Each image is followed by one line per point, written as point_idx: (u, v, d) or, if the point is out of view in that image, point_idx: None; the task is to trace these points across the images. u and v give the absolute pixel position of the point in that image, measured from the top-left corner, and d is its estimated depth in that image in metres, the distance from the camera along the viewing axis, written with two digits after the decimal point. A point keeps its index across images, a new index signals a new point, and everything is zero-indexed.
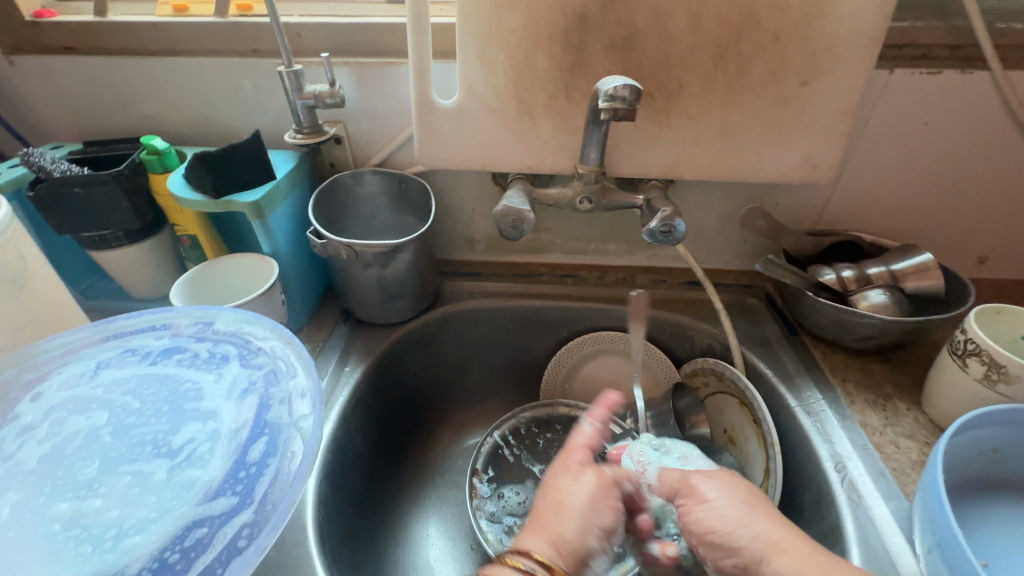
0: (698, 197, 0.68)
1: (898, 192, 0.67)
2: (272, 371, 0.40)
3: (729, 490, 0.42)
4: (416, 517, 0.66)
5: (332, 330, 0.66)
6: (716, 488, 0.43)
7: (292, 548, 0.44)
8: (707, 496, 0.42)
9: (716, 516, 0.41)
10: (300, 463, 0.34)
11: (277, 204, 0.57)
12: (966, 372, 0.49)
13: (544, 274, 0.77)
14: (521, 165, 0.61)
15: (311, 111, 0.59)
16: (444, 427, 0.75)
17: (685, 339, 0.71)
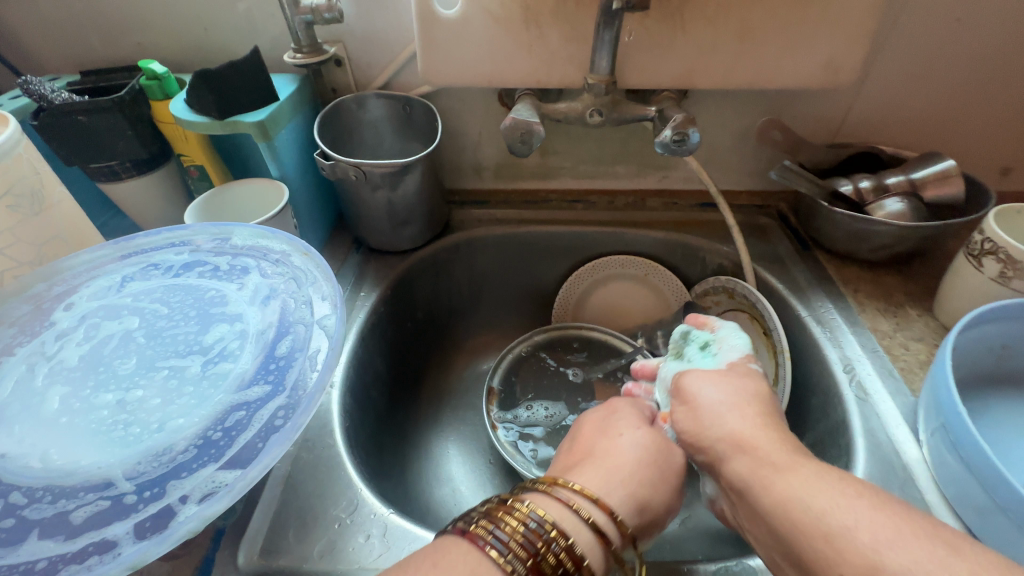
0: (712, 111, 0.65)
1: (922, 100, 0.64)
2: (292, 279, 0.41)
3: (734, 392, 0.40)
4: (436, 435, 0.69)
5: (345, 258, 0.67)
6: (715, 387, 0.41)
7: (324, 449, 0.46)
8: (702, 397, 0.40)
9: (713, 411, 0.39)
10: (326, 356, 0.35)
11: (282, 126, 0.56)
12: (981, 273, 0.48)
13: (553, 200, 0.76)
14: (529, 80, 0.59)
15: (309, 29, 0.57)
16: (459, 353, 0.77)
17: (696, 260, 0.71)
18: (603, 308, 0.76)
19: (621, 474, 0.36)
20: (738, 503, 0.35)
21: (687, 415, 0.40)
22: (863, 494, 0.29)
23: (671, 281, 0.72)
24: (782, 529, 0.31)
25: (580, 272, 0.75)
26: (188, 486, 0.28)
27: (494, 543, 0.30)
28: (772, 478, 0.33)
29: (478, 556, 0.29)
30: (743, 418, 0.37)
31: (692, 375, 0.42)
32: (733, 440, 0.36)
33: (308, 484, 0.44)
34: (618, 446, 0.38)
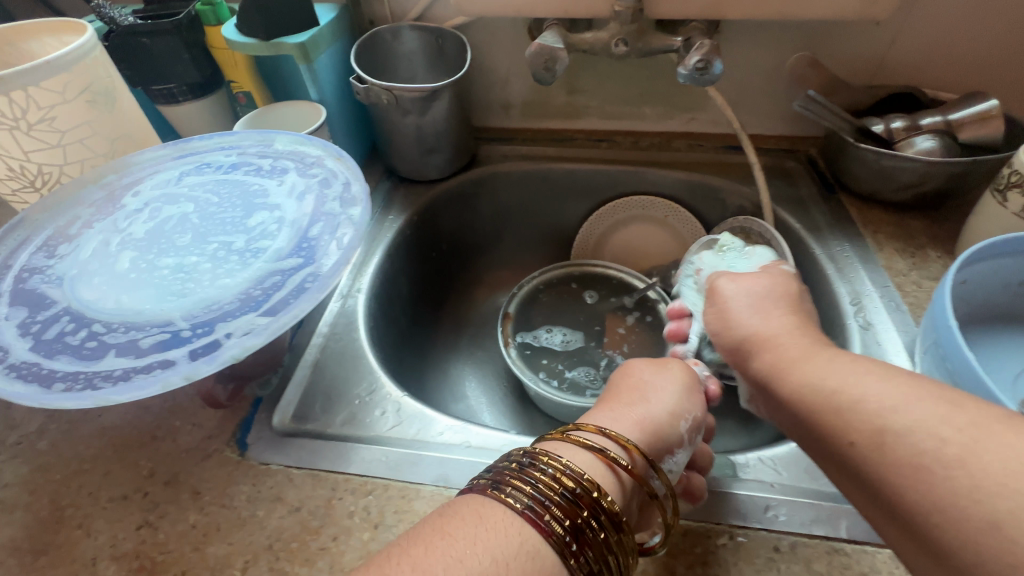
0: (744, 47, 0.65)
1: (972, 38, 0.61)
2: (324, 179, 0.45)
3: (764, 292, 0.43)
4: (454, 356, 0.74)
5: (376, 185, 0.71)
6: (738, 288, 0.44)
7: (349, 341, 0.52)
8: (734, 301, 0.43)
9: (739, 310, 0.42)
10: (351, 239, 0.39)
11: (322, 50, 0.60)
12: (1006, 208, 0.47)
13: (579, 140, 0.77)
14: (557, 10, 0.60)
15: None
16: (479, 286, 0.81)
17: (717, 202, 0.71)
18: (620, 248, 0.78)
19: (620, 410, 0.37)
20: (763, 396, 0.38)
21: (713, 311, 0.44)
22: (874, 371, 0.32)
23: (691, 223, 0.73)
24: (800, 409, 0.34)
25: (601, 212, 0.77)
26: (232, 326, 0.33)
27: (517, 497, 0.29)
28: (794, 363, 0.36)
29: (502, 513, 0.29)
30: (763, 319, 0.40)
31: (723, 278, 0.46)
32: (761, 334, 0.39)
33: (333, 368, 0.50)
34: (629, 390, 0.39)
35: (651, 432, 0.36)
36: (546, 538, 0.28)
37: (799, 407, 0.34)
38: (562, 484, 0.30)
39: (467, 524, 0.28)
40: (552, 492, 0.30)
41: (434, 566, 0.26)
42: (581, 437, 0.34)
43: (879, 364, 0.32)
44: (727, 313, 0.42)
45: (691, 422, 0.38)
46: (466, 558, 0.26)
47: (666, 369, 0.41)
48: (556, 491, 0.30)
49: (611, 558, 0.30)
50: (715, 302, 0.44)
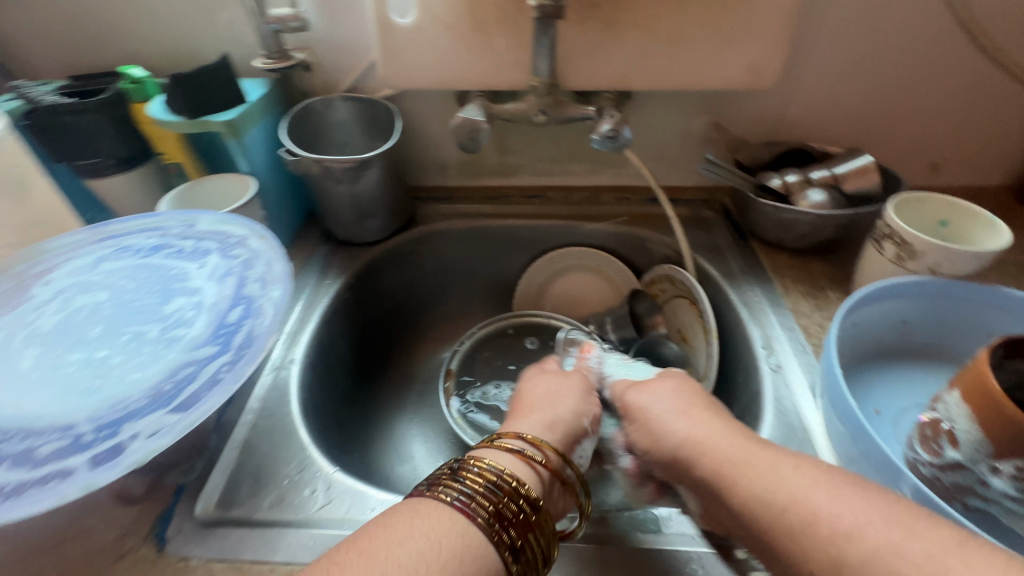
0: (655, 111, 0.70)
1: (849, 100, 0.69)
2: (247, 260, 0.45)
3: (677, 399, 0.42)
4: (399, 417, 0.73)
5: (313, 250, 0.71)
6: (653, 398, 0.43)
7: (279, 418, 0.51)
8: (653, 410, 0.42)
9: (661, 420, 0.40)
10: (269, 323, 0.40)
11: (251, 125, 0.61)
12: (882, 254, 0.53)
13: (513, 196, 0.81)
14: (480, 83, 0.64)
15: (277, 37, 0.63)
16: (425, 341, 0.82)
17: (645, 251, 0.76)
18: (559, 297, 0.81)
19: (531, 417, 0.43)
20: (709, 504, 0.36)
21: (635, 425, 0.43)
22: (821, 481, 0.31)
23: (623, 270, 0.77)
24: (756, 527, 0.32)
25: (539, 263, 0.80)
26: (139, 426, 0.33)
27: (449, 490, 0.34)
28: (737, 471, 0.34)
29: (438, 503, 0.33)
30: (690, 421, 0.39)
31: (636, 388, 0.45)
32: (686, 438, 0.38)
33: (263, 447, 0.49)
34: (530, 393, 0.47)
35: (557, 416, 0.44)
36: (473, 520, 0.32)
37: (752, 522, 0.32)
38: (486, 477, 0.36)
39: (412, 515, 0.32)
40: (478, 483, 0.35)
41: (378, 553, 0.30)
42: (503, 438, 0.40)
43: (828, 472, 0.32)
44: (653, 430, 0.40)
45: (590, 416, 0.45)
46: (408, 538, 0.30)
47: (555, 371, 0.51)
48: (482, 483, 0.35)
49: (534, 538, 0.34)
50: (633, 415, 0.43)
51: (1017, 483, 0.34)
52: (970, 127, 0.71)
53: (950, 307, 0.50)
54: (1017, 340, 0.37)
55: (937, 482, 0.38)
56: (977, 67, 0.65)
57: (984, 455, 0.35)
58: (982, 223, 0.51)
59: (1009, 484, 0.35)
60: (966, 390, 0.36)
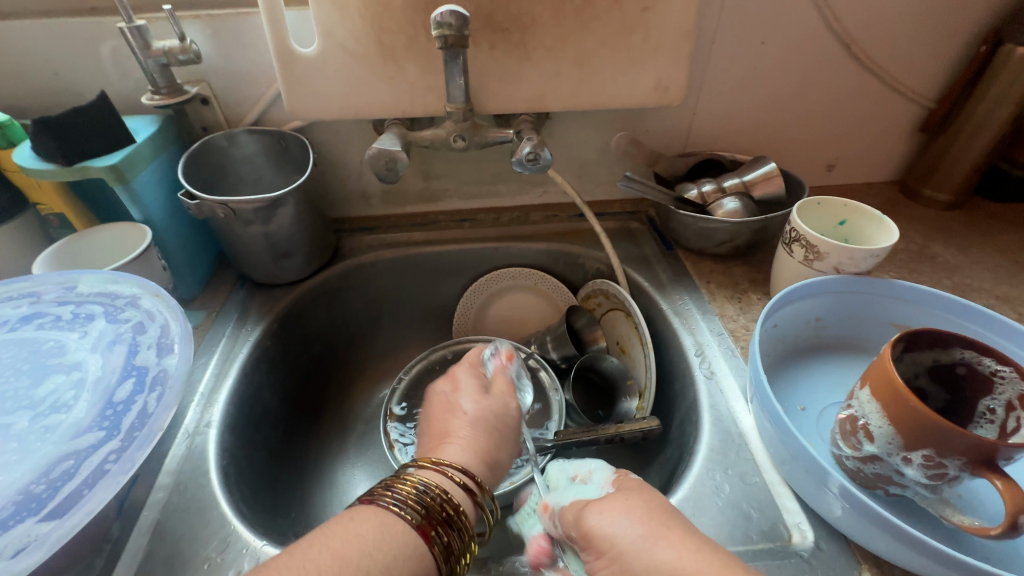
0: (574, 129, 0.72)
1: (750, 111, 0.73)
2: (139, 325, 0.42)
3: (643, 513, 0.35)
4: (340, 464, 0.69)
5: (228, 297, 0.66)
6: (624, 518, 0.35)
7: (196, 492, 0.46)
8: (615, 535, 0.34)
9: (639, 551, 0.32)
10: (163, 398, 0.38)
11: (141, 168, 0.55)
12: (792, 257, 0.56)
13: (442, 221, 0.79)
14: (395, 110, 0.62)
15: (166, 70, 0.58)
16: (362, 379, 0.78)
17: (578, 267, 0.76)
18: (499, 319, 0.80)
19: (464, 443, 0.45)
20: None
21: (601, 559, 0.34)
22: None
23: (559, 288, 0.77)
24: None
25: (475, 287, 0.79)
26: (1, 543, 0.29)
27: (390, 501, 0.37)
28: None
29: (379, 514, 0.36)
30: (672, 547, 0.32)
31: (598, 502, 0.37)
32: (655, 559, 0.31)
33: (176, 529, 0.43)
34: (462, 423, 0.46)
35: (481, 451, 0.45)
36: (411, 531, 0.35)
37: None
38: (427, 493, 0.38)
39: (358, 523, 0.35)
40: (419, 497, 0.38)
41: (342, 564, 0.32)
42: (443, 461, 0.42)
43: None
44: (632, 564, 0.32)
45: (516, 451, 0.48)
46: (352, 548, 0.33)
47: (491, 396, 0.50)
48: (423, 499, 0.38)
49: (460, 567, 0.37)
50: (597, 545, 0.34)
51: (927, 470, 0.36)
52: (855, 130, 0.78)
53: (855, 302, 0.54)
54: (912, 334, 0.40)
55: (861, 472, 0.41)
56: (855, 77, 0.72)
57: (895, 447, 0.37)
58: (874, 221, 0.56)
59: (920, 472, 0.37)
60: (874, 386, 0.39)
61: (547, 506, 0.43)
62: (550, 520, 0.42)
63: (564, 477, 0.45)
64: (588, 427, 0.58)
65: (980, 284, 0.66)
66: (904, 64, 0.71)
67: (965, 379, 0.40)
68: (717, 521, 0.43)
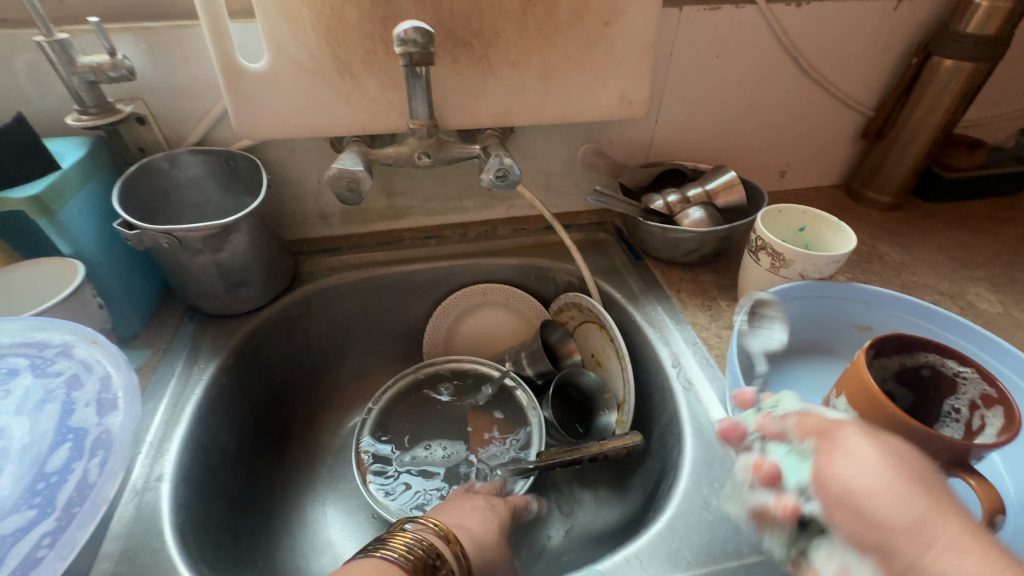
0: (539, 142, 0.71)
1: (708, 121, 0.75)
2: (73, 378, 0.39)
3: (889, 449, 0.29)
4: (310, 503, 0.64)
5: (175, 331, 0.61)
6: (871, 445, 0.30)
7: (149, 556, 0.41)
8: (858, 451, 0.29)
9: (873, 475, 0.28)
10: (105, 466, 0.36)
11: (68, 197, 0.50)
12: (759, 265, 0.58)
13: (407, 239, 0.76)
14: (355, 128, 0.59)
15: (95, 88, 0.53)
16: (329, 408, 0.74)
17: (549, 280, 0.76)
18: (471, 337, 0.78)
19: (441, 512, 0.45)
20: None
21: (834, 463, 0.29)
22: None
23: (531, 302, 0.76)
24: None
25: (445, 306, 0.76)
26: None
27: (382, 552, 0.38)
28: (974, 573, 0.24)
29: (370, 563, 0.36)
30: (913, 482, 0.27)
31: (852, 425, 0.31)
32: (881, 484, 0.27)
33: None
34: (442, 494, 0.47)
35: (471, 538, 0.44)
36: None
37: None
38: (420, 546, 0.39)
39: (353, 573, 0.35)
40: (411, 548, 0.39)
41: None
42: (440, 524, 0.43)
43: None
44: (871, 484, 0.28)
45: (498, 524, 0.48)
46: None
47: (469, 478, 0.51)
48: (414, 550, 0.38)
49: None
50: (836, 448, 0.30)
51: None
52: (804, 137, 0.81)
53: (820, 306, 0.56)
54: (882, 340, 0.41)
55: None
56: (803, 87, 0.75)
57: None
58: (832, 226, 0.58)
59: None
60: (850, 395, 0.40)
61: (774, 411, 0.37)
62: (777, 421, 0.35)
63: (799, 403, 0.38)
64: (570, 446, 0.57)
65: (924, 281, 0.70)
66: (846, 76, 0.75)
67: (930, 381, 0.41)
68: (707, 537, 0.43)
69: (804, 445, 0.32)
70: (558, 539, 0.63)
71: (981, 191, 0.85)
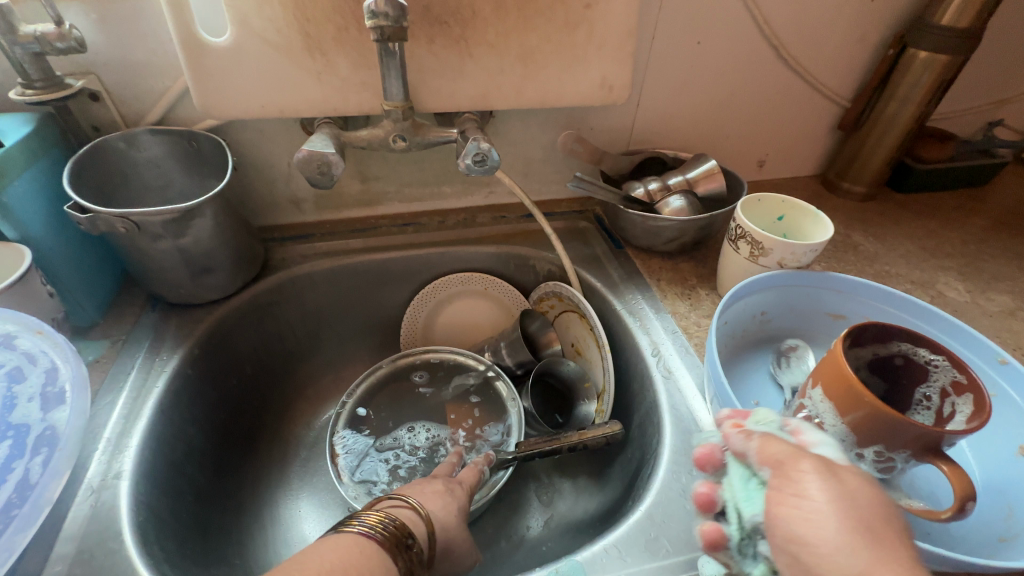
0: (519, 128, 0.69)
1: (689, 109, 0.75)
2: (15, 371, 0.37)
3: (841, 485, 0.30)
4: (282, 498, 0.63)
5: (136, 321, 0.58)
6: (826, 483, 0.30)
7: (104, 559, 0.39)
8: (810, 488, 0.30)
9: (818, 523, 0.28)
10: (51, 464, 0.35)
11: (13, 178, 0.46)
12: (738, 253, 0.58)
13: (384, 226, 0.74)
14: (326, 108, 0.57)
15: (40, 60, 0.49)
16: (302, 400, 0.72)
17: (529, 269, 0.74)
18: (449, 327, 0.77)
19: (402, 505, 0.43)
20: None
21: (785, 506, 0.30)
22: None
23: (510, 291, 0.75)
24: None
25: (423, 295, 0.75)
26: None
27: (358, 527, 0.36)
28: None
29: (348, 538, 0.35)
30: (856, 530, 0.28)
31: (806, 459, 0.31)
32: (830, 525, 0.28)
33: None
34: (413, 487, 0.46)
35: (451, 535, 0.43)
36: (380, 556, 0.35)
37: None
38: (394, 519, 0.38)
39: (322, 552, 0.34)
40: (389, 523, 0.37)
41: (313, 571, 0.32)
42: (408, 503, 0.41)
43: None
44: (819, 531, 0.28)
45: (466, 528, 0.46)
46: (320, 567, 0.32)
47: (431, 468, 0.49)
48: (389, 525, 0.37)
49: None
50: (789, 486, 0.30)
51: (878, 464, 0.39)
52: (783, 128, 0.82)
53: (796, 295, 0.56)
54: (859, 329, 0.41)
55: None
56: (782, 77, 0.75)
57: (849, 443, 0.39)
58: (810, 216, 0.58)
59: (873, 465, 0.39)
60: (827, 386, 0.40)
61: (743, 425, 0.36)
62: (741, 438, 0.35)
63: (776, 421, 0.37)
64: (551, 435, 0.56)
65: (897, 270, 0.71)
66: (824, 66, 0.75)
67: (902, 369, 0.42)
68: (686, 526, 0.43)
69: (761, 472, 0.32)
70: (537, 530, 0.62)
71: (950, 183, 0.86)
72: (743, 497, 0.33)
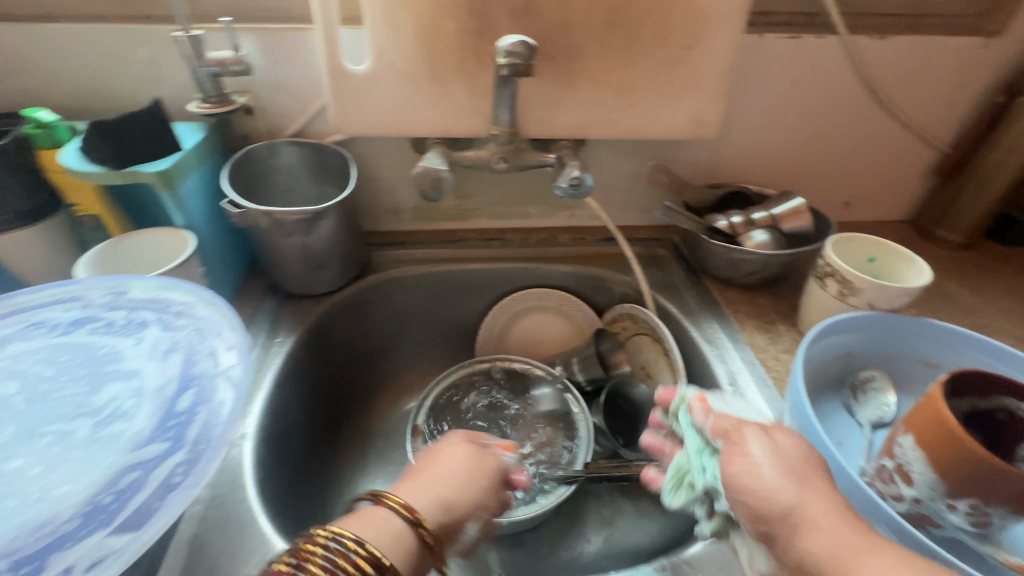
0: (607, 156, 0.73)
1: (776, 146, 0.76)
2: (196, 331, 0.41)
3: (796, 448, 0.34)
4: (361, 483, 0.67)
5: (259, 305, 0.65)
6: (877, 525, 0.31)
7: (234, 506, 0.45)
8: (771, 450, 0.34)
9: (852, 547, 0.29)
10: (231, 408, 0.36)
11: (187, 175, 0.55)
12: (825, 291, 0.58)
13: (471, 239, 0.80)
14: (439, 129, 0.63)
15: (217, 80, 0.59)
16: (383, 395, 0.78)
17: (604, 290, 0.77)
18: (522, 339, 0.80)
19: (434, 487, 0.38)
20: None
21: (734, 465, 0.34)
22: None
23: (584, 310, 0.78)
24: None
25: (501, 306, 0.79)
26: (73, 557, 0.28)
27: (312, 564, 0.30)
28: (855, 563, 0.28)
29: None
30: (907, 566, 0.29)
31: None
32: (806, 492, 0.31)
33: (215, 545, 0.42)
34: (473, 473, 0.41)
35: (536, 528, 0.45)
36: None
37: None
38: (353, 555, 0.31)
39: None
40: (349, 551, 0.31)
41: None
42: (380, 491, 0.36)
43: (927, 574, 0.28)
44: None
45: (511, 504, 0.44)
46: None
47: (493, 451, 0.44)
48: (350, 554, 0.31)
49: None
50: (734, 448, 0.35)
51: (971, 518, 0.38)
52: (875, 170, 0.81)
53: (885, 338, 0.55)
54: (959, 376, 0.41)
55: (907, 514, 0.42)
56: (877, 119, 0.75)
57: (939, 493, 0.39)
58: (904, 259, 0.58)
59: (965, 519, 0.39)
60: (919, 433, 0.39)
61: (705, 401, 0.41)
62: (701, 413, 0.40)
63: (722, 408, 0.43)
64: (621, 463, 0.57)
65: (996, 324, 0.68)
66: (923, 111, 0.74)
67: (1005, 425, 0.41)
68: None
69: (714, 443, 0.37)
70: (596, 545, 0.63)
71: None
72: (698, 466, 0.38)
